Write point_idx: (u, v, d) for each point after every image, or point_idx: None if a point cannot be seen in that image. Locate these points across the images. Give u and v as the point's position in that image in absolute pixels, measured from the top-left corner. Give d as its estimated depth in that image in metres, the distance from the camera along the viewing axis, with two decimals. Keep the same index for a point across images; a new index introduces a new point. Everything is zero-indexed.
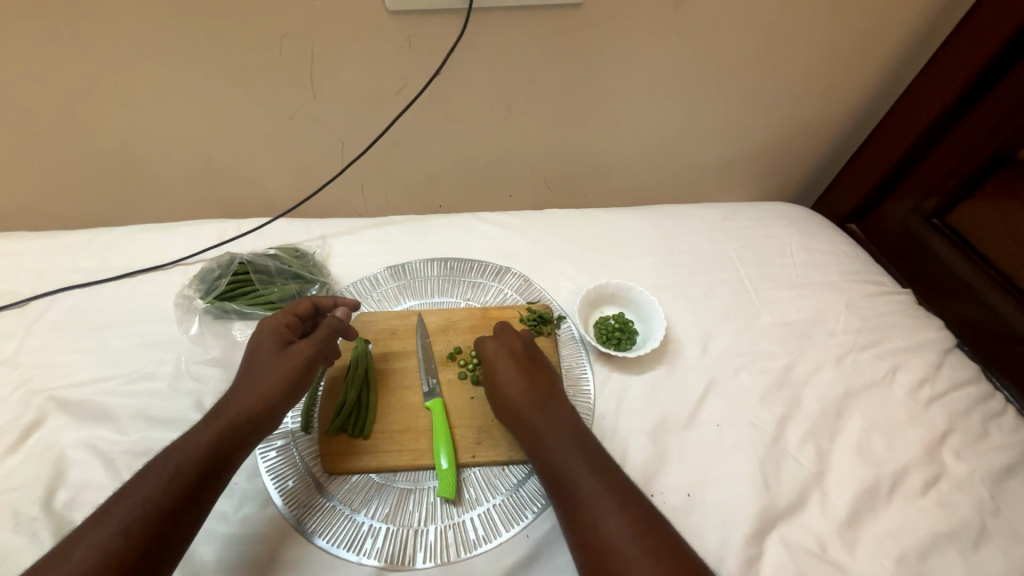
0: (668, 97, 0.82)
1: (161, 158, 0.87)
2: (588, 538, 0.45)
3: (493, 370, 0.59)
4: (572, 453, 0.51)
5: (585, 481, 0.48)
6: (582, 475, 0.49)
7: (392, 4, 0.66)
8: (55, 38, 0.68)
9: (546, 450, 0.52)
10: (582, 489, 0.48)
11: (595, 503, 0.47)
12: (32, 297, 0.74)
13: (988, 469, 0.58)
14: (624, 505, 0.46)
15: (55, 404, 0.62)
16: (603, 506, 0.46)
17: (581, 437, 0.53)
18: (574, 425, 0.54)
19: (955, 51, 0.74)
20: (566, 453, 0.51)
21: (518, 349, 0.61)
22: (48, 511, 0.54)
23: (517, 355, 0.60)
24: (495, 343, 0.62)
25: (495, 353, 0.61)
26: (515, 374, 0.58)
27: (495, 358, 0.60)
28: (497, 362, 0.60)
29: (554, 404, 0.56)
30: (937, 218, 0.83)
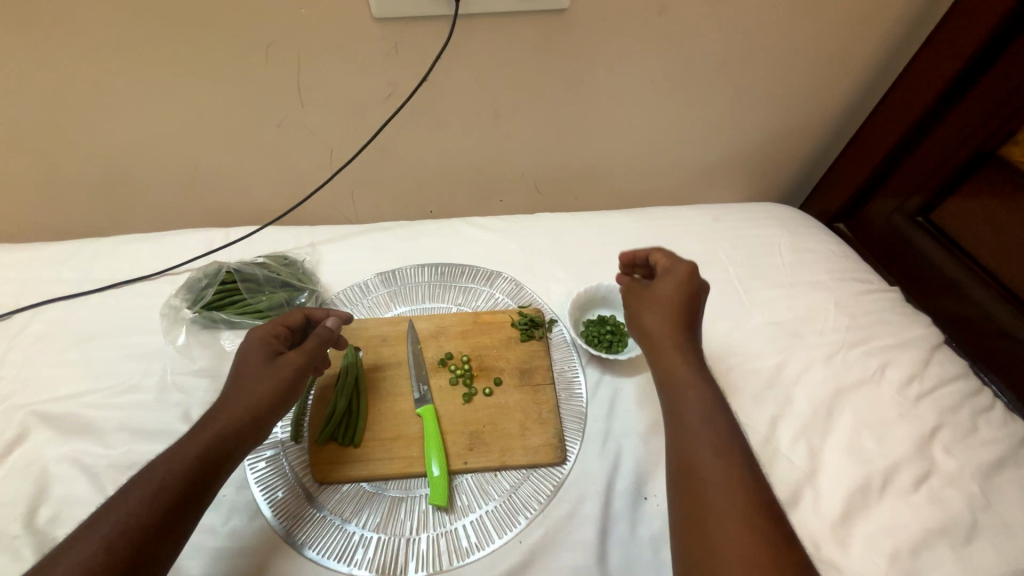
0: (654, 100, 0.83)
1: (147, 167, 0.86)
2: (693, 491, 0.45)
3: (659, 302, 0.58)
4: (693, 412, 0.49)
5: (704, 444, 0.47)
6: (703, 439, 0.47)
7: (378, 11, 0.66)
8: (37, 47, 0.67)
9: (676, 407, 0.51)
10: (697, 447, 0.47)
11: (708, 463, 0.46)
12: (15, 310, 0.73)
13: (978, 465, 0.59)
14: (732, 464, 0.45)
15: (38, 418, 0.61)
16: (715, 467, 0.45)
17: (715, 398, 0.50)
18: (712, 386, 0.52)
19: (934, 53, 0.75)
20: (693, 415, 0.49)
21: (691, 287, 0.58)
22: (30, 528, 0.52)
23: (688, 294, 0.58)
24: (666, 279, 0.59)
25: (666, 291, 0.58)
26: (673, 309, 0.57)
27: (664, 298, 0.58)
28: (660, 303, 0.58)
29: (694, 352, 0.55)
30: (921, 216, 0.84)
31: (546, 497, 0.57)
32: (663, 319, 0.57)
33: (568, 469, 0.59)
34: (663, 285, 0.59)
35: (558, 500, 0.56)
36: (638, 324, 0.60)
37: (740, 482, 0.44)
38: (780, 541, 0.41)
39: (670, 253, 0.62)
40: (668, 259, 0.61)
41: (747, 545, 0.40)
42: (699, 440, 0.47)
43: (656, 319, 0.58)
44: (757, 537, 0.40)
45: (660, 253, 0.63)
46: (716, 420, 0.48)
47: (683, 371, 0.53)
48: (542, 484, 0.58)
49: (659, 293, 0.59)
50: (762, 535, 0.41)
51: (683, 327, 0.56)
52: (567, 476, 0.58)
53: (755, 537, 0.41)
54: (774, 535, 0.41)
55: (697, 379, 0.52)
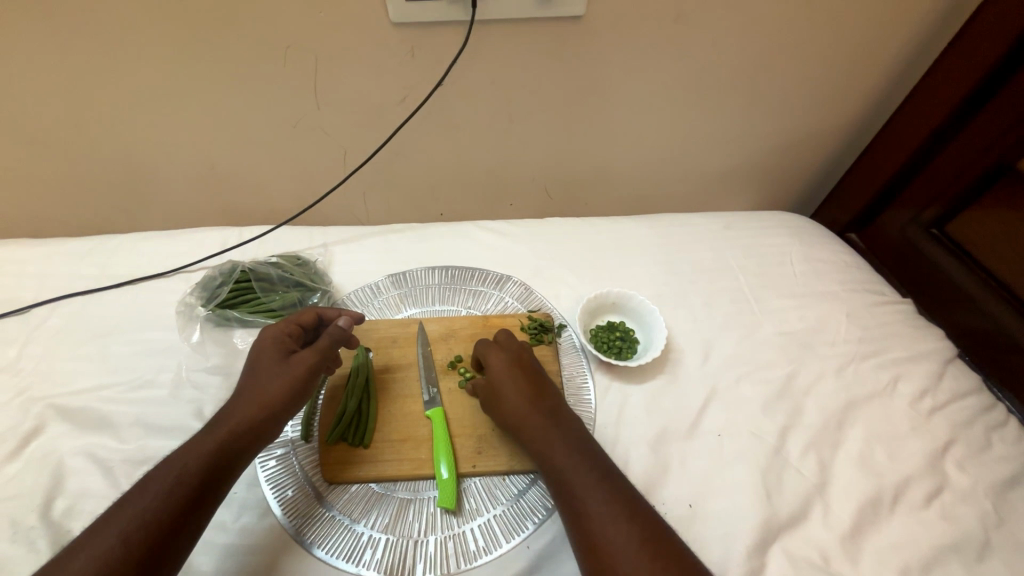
0: (668, 107, 0.83)
1: (165, 165, 0.87)
2: (587, 536, 0.46)
3: (497, 388, 0.58)
4: (570, 457, 0.51)
5: (585, 487, 0.48)
6: (581, 482, 0.48)
7: (395, 16, 0.67)
8: (62, 47, 0.69)
9: (547, 457, 0.52)
10: (581, 491, 0.48)
11: (592, 504, 0.47)
12: (34, 304, 0.74)
13: (991, 481, 0.58)
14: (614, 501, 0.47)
15: (55, 411, 0.62)
16: (600, 508, 0.46)
17: (582, 443, 0.52)
18: (574, 428, 0.54)
19: (952, 64, 0.74)
20: (568, 462, 0.50)
21: (524, 365, 0.60)
22: (46, 520, 0.53)
23: (524, 371, 0.59)
24: (498, 354, 0.61)
25: (498, 368, 0.59)
26: (524, 389, 0.57)
27: (500, 375, 0.59)
28: (501, 386, 0.58)
29: (544, 400, 0.56)
30: (935, 228, 0.83)
31: (553, 502, 0.57)
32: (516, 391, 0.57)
33: None
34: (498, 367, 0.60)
35: None
36: (495, 411, 0.58)
37: (628, 517, 0.46)
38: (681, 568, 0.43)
39: (486, 341, 0.63)
40: (484, 347, 0.62)
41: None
42: (579, 486, 0.48)
43: (512, 391, 0.57)
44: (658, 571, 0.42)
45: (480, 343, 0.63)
46: (588, 461, 0.50)
47: (525, 421, 0.54)
48: (550, 490, 0.58)
49: (493, 374, 0.59)
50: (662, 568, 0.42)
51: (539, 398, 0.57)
52: None
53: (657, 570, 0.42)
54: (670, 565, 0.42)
55: (553, 425, 0.54)
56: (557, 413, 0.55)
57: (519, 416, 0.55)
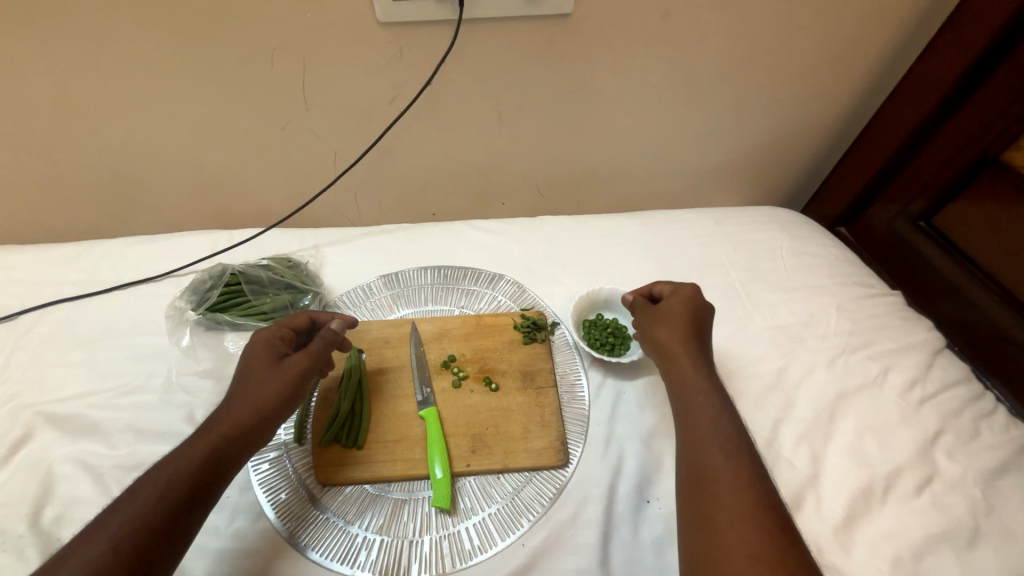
0: (656, 104, 0.83)
1: (152, 169, 0.86)
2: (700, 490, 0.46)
3: (665, 313, 0.62)
4: (705, 421, 0.51)
5: (711, 448, 0.48)
6: (716, 442, 0.48)
7: (383, 16, 0.67)
8: (44, 52, 0.68)
9: (689, 418, 0.52)
10: (705, 450, 0.48)
11: (716, 463, 0.47)
12: (21, 311, 0.74)
13: (981, 469, 0.59)
14: (740, 464, 0.46)
15: (44, 419, 0.61)
16: (727, 471, 0.46)
17: (726, 410, 0.52)
18: (719, 394, 0.54)
19: (937, 57, 0.75)
20: (707, 426, 0.50)
21: (697, 305, 0.62)
22: (35, 528, 0.53)
23: (695, 309, 0.62)
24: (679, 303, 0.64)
25: (674, 303, 0.63)
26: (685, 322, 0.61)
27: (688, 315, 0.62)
28: (669, 314, 0.62)
29: (701, 356, 0.58)
30: (923, 221, 0.84)
31: (549, 499, 0.57)
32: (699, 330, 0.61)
33: (572, 471, 0.59)
34: (670, 299, 0.64)
35: (561, 502, 0.56)
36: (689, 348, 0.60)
37: (749, 481, 0.45)
38: (789, 540, 0.41)
39: (673, 282, 0.67)
40: (671, 284, 0.66)
41: (756, 539, 0.41)
42: (711, 448, 0.48)
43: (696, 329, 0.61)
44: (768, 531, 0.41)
45: (665, 282, 0.68)
46: (728, 426, 0.50)
47: (682, 375, 0.56)
48: (545, 487, 0.58)
49: (665, 305, 0.63)
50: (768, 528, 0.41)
51: (691, 336, 0.60)
52: (570, 478, 0.58)
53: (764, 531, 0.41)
54: (778, 530, 0.41)
55: (709, 392, 0.54)
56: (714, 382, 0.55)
57: (675, 356, 0.58)
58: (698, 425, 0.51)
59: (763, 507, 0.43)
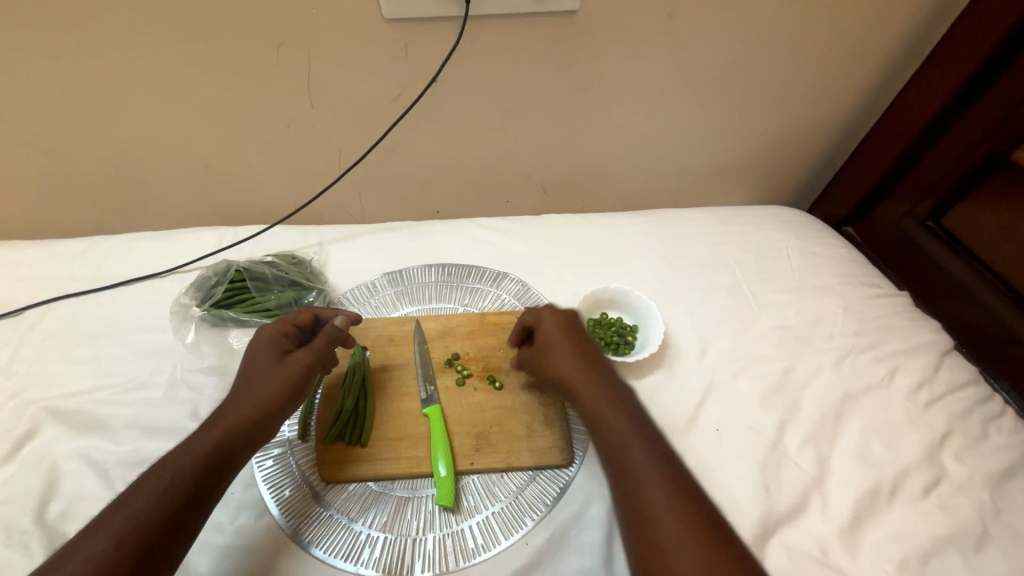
0: (662, 102, 0.83)
1: (157, 166, 0.87)
2: (636, 510, 0.45)
3: (548, 345, 0.59)
4: (640, 474, 0.46)
5: (633, 463, 0.47)
6: (659, 497, 0.44)
7: (388, 12, 0.66)
8: (51, 48, 0.68)
9: (603, 435, 0.50)
10: (629, 465, 0.47)
11: (644, 482, 0.46)
12: (27, 306, 0.74)
13: (989, 472, 0.58)
14: (666, 479, 0.45)
15: (49, 414, 0.61)
16: (654, 487, 0.45)
17: (642, 428, 0.50)
18: (623, 401, 0.53)
19: (947, 54, 0.74)
20: (642, 483, 0.45)
21: (563, 324, 0.61)
22: (41, 523, 0.53)
23: (572, 329, 0.61)
24: (551, 321, 0.61)
25: (552, 331, 0.60)
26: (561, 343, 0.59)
27: (556, 338, 0.59)
28: (554, 342, 0.59)
29: (604, 381, 0.55)
30: (931, 221, 0.84)
31: (552, 498, 0.57)
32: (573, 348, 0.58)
33: (576, 470, 0.59)
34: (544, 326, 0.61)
35: (564, 502, 0.56)
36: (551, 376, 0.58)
37: (676, 495, 0.44)
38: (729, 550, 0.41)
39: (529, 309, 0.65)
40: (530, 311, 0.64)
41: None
42: (657, 509, 0.44)
43: (566, 352, 0.58)
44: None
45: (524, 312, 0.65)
46: (641, 436, 0.49)
47: (603, 419, 0.51)
48: (548, 486, 0.58)
49: (544, 336, 0.60)
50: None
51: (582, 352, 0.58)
52: (574, 477, 0.58)
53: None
54: (718, 544, 0.41)
55: (638, 437, 0.49)
56: (641, 425, 0.51)
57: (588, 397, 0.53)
58: (620, 438, 0.49)
59: (703, 529, 0.42)
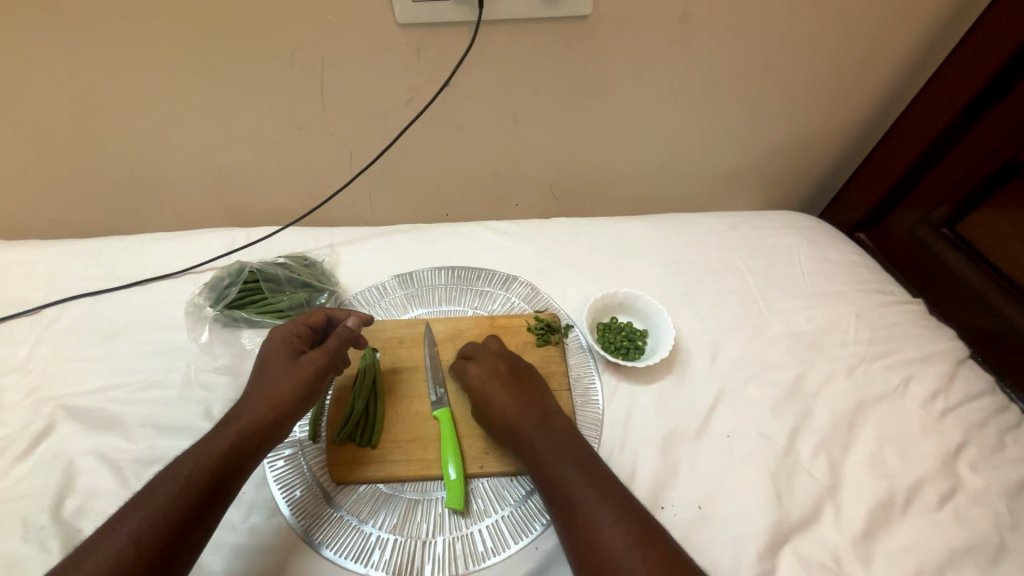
0: (674, 107, 0.82)
1: (172, 167, 0.88)
2: (582, 541, 0.47)
3: (479, 388, 0.60)
4: (584, 507, 0.48)
5: (580, 493, 0.49)
6: (605, 526, 0.47)
7: (402, 17, 0.67)
8: (72, 51, 0.69)
9: (547, 471, 0.52)
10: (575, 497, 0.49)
11: (590, 512, 0.48)
12: (45, 305, 0.75)
13: (1006, 483, 0.57)
14: (615, 507, 0.48)
15: (65, 411, 0.62)
16: (602, 515, 0.47)
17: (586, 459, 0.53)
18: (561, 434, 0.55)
19: (966, 56, 0.73)
20: (587, 517, 0.48)
21: (495, 369, 0.61)
22: (56, 519, 0.54)
23: (502, 366, 0.62)
24: (478, 367, 0.62)
25: (478, 378, 0.61)
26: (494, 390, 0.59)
27: (484, 386, 0.60)
28: (483, 383, 0.60)
29: (538, 415, 0.57)
30: (946, 228, 0.82)
31: None
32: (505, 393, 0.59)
33: None
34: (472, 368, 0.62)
35: None
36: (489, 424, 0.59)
37: (623, 520, 0.47)
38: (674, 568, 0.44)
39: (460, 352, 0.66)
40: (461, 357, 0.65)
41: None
42: (602, 537, 0.46)
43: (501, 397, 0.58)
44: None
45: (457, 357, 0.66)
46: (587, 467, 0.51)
47: (546, 458, 0.53)
48: None
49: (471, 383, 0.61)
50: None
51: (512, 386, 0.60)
52: None
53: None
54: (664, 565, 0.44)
55: (576, 469, 0.51)
56: (581, 455, 0.53)
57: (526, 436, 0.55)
58: (558, 472, 0.51)
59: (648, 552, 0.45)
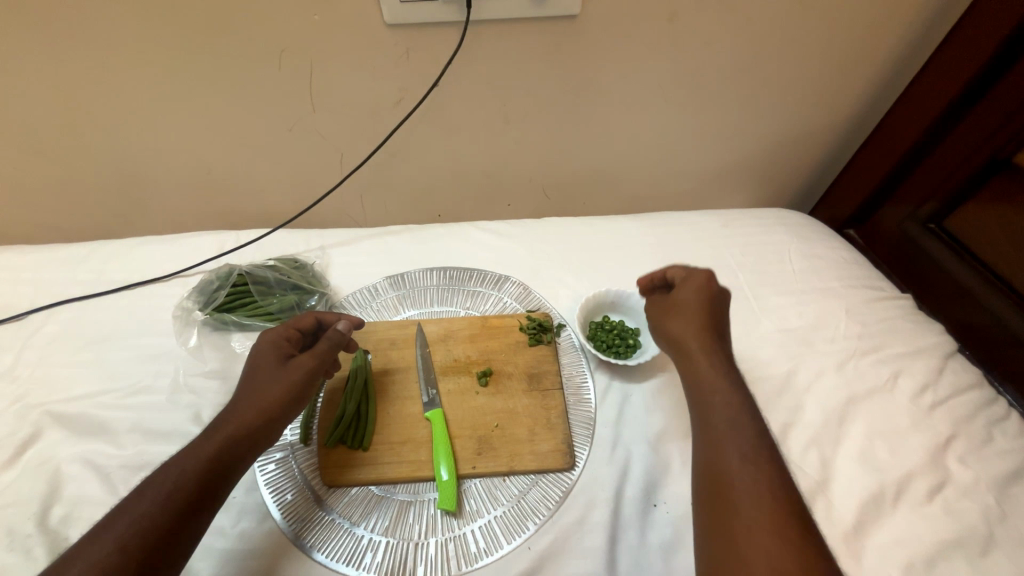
0: (663, 106, 0.83)
1: (160, 170, 0.87)
2: (717, 483, 0.46)
3: (680, 304, 0.62)
4: (734, 448, 0.48)
5: (733, 440, 0.48)
6: (739, 474, 0.45)
7: (390, 17, 0.67)
8: (56, 54, 0.69)
9: (707, 410, 0.52)
10: (726, 447, 0.48)
11: (732, 462, 0.47)
12: (30, 311, 0.74)
13: (994, 475, 0.58)
14: (757, 462, 0.46)
15: (52, 418, 0.61)
16: (741, 465, 0.46)
17: (747, 411, 0.51)
18: (735, 381, 0.54)
19: (951, 56, 0.74)
20: (734, 455, 0.47)
21: (711, 292, 0.62)
22: (43, 527, 0.53)
23: (709, 299, 0.61)
24: (688, 288, 0.63)
25: (690, 293, 0.62)
26: (694, 311, 0.60)
27: (688, 302, 0.61)
28: (678, 306, 0.62)
29: (723, 359, 0.56)
30: (933, 223, 0.84)
31: (554, 503, 0.56)
32: (691, 321, 0.59)
33: (578, 474, 0.58)
34: (683, 291, 0.63)
35: (566, 507, 0.56)
36: (664, 332, 0.62)
37: (766, 477, 0.45)
38: (803, 536, 0.41)
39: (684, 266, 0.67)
40: (683, 271, 0.66)
41: (776, 559, 0.39)
42: (738, 483, 0.45)
43: (685, 322, 0.60)
44: (798, 558, 0.39)
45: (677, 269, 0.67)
46: (745, 420, 0.50)
47: (712, 399, 0.52)
48: (551, 490, 0.58)
49: (681, 294, 0.63)
50: (794, 549, 0.40)
51: (709, 324, 0.59)
52: (575, 482, 0.58)
53: (792, 553, 0.39)
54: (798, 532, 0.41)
55: (737, 417, 0.50)
56: (747, 407, 0.51)
57: (703, 370, 0.55)
58: (716, 416, 0.51)
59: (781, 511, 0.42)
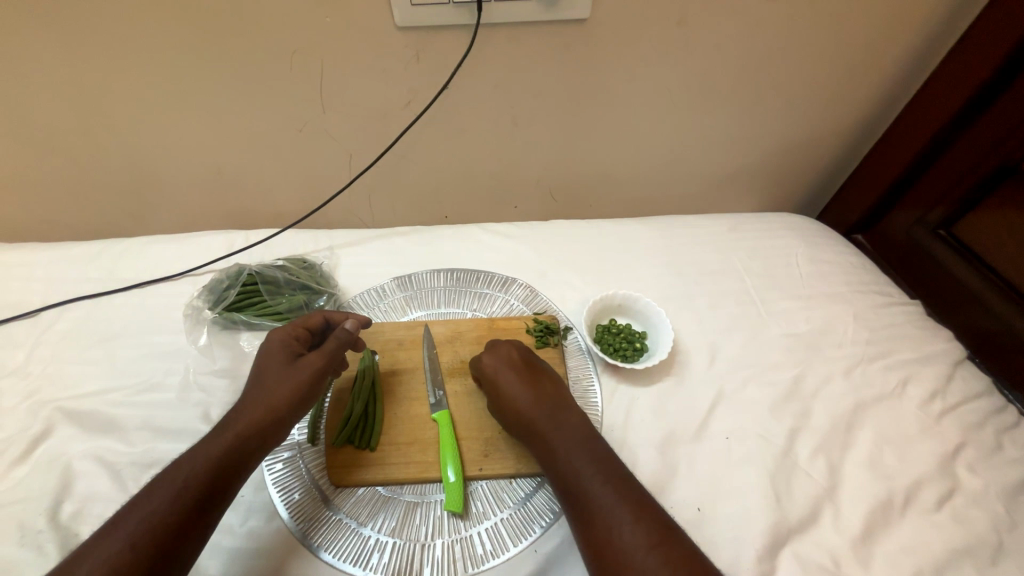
0: (672, 110, 0.83)
1: (170, 169, 0.88)
2: (593, 536, 0.46)
3: (496, 380, 0.59)
4: (600, 499, 0.47)
5: (594, 487, 0.48)
6: (623, 525, 0.45)
7: (400, 20, 0.67)
8: (71, 53, 0.69)
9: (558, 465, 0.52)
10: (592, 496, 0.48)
11: (604, 516, 0.46)
12: (42, 308, 0.75)
13: (1004, 484, 0.57)
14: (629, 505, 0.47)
15: (62, 415, 0.62)
16: (618, 515, 0.46)
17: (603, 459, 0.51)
18: (578, 428, 0.54)
19: (962, 60, 0.74)
20: (603, 506, 0.47)
21: (516, 361, 0.60)
22: (53, 523, 0.53)
23: (517, 365, 0.60)
24: (492, 357, 0.61)
25: (491, 364, 0.60)
26: (514, 381, 0.58)
27: (496, 372, 0.59)
28: (498, 373, 0.59)
29: (563, 413, 0.55)
30: (942, 229, 0.82)
31: (561, 506, 0.56)
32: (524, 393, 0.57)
33: None
34: (487, 364, 0.61)
35: None
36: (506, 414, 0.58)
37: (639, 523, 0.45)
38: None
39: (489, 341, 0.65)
40: (491, 343, 0.64)
41: None
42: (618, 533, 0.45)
43: (512, 396, 0.57)
44: None
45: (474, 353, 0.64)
46: (598, 463, 0.50)
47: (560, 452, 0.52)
48: (557, 493, 0.58)
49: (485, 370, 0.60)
50: None
51: (533, 390, 0.57)
52: None
53: None
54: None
55: (590, 464, 0.50)
56: (596, 451, 0.52)
57: (546, 435, 0.54)
58: (569, 467, 0.51)
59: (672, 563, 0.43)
